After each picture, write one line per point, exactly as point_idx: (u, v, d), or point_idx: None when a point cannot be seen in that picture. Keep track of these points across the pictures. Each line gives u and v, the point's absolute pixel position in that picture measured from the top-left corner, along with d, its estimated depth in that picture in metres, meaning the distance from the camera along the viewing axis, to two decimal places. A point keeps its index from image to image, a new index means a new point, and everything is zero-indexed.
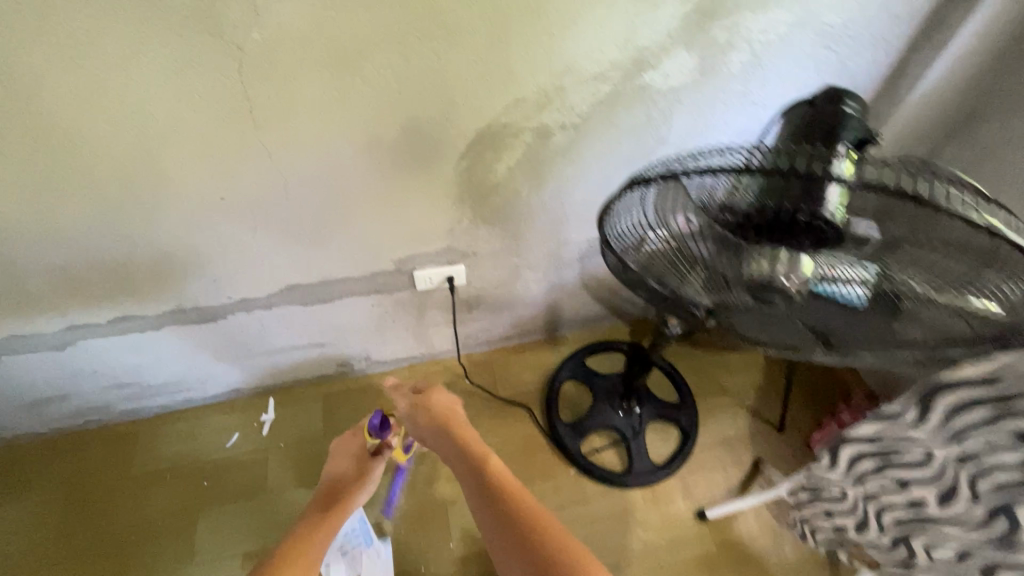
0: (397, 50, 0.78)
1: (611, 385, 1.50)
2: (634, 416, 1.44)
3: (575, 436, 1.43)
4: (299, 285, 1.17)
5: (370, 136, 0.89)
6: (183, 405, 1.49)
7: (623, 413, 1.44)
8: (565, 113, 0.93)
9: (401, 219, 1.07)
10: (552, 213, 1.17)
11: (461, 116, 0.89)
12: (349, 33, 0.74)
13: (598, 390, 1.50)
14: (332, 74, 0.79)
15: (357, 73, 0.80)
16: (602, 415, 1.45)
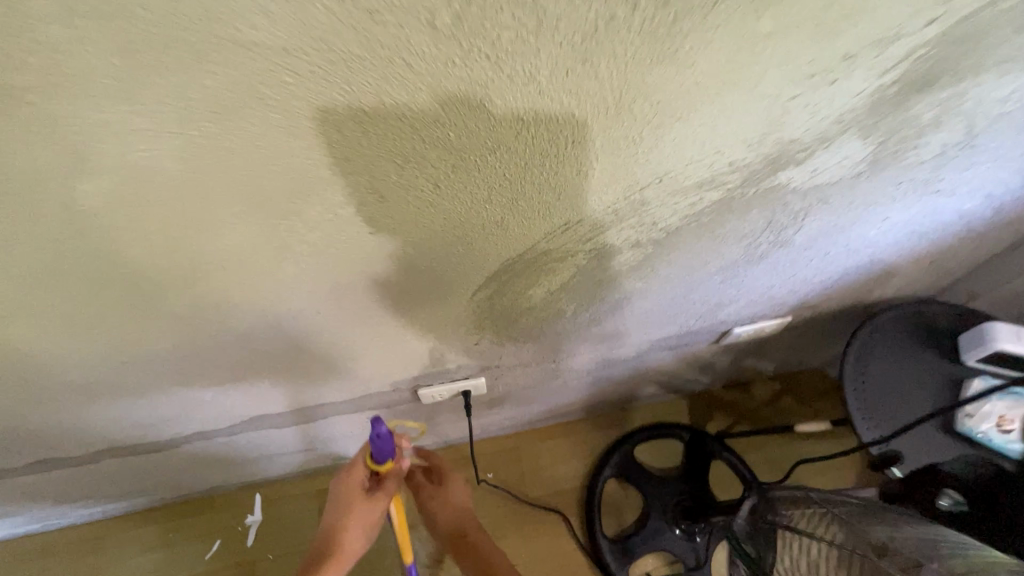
0: (360, 183, 0.43)
1: (667, 493, 1.21)
2: (696, 539, 1.16)
3: (623, 560, 1.17)
4: (268, 414, 0.89)
5: (336, 283, 0.57)
6: (156, 504, 1.27)
7: (681, 534, 1.16)
8: (643, 230, 0.59)
9: (394, 351, 0.76)
10: (605, 324, 0.84)
11: (477, 250, 0.56)
12: (269, 174, 0.40)
13: (650, 498, 1.21)
14: (251, 223, 0.45)
15: (294, 218, 0.46)
16: (655, 535, 1.17)
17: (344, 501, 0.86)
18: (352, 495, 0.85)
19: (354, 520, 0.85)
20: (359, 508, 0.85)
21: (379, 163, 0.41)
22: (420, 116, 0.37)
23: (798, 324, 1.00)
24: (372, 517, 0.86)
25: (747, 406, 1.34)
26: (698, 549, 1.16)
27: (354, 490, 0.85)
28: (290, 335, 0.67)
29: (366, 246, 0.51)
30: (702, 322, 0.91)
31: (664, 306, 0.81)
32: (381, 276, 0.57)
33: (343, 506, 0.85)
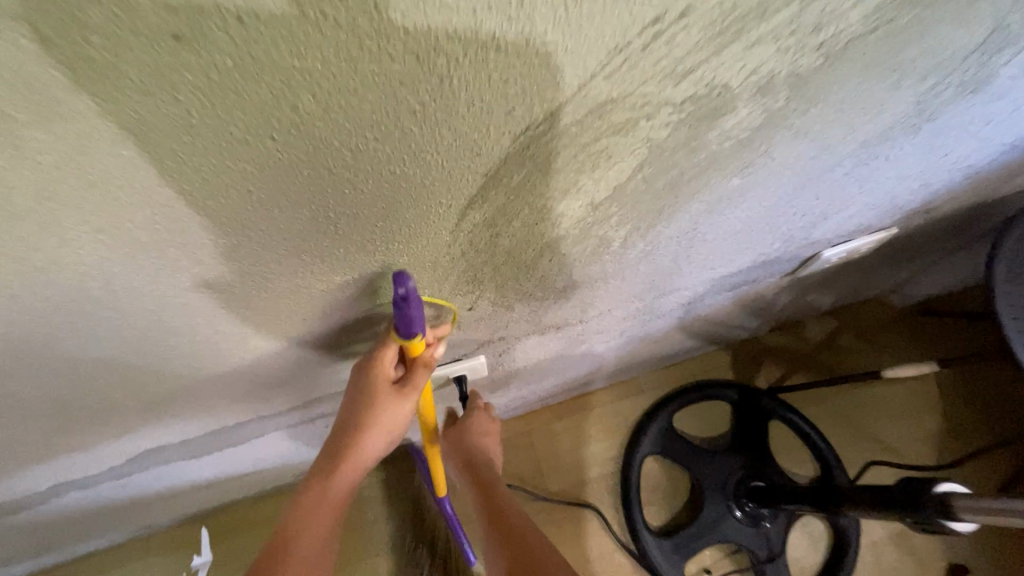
0: None
1: (723, 469, 0.97)
2: (764, 524, 0.93)
3: (679, 558, 0.93)
4: (167, 445, 0.59)
5: (168, 205, 0.26)
6: (64, 561, 0.96)
7: (744, 516, 0.93)
8: (795, 44, 0.29)
9: (338, 332, 0.46)
10: (662, 258, 0.55)
11: (470, 102, 0.26)
12: None
13: (703, 479, 0.97)
14: None
15: None
16: (714, 524, 0.94)
17: (359, 397, 0.49)
18: (370, 390, 0.48)
19: (372, 430, 0.50)
20: (380, 409, 0.49)
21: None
22: None
23: (900, 239, 0.74)
24: (399, 427, 0.51)
25: (801, 351, 1.10)
26: (767, 534, 0.94)
27: (374, 383, 0.48)
28: (131, 323, 0.36)
29: (196, 88, 0.20)
30: (788, 244, 0.63)
31: (753, 219, 0.52)
32: (268, 182, 0.26)
33: (359, 405, 0.49)
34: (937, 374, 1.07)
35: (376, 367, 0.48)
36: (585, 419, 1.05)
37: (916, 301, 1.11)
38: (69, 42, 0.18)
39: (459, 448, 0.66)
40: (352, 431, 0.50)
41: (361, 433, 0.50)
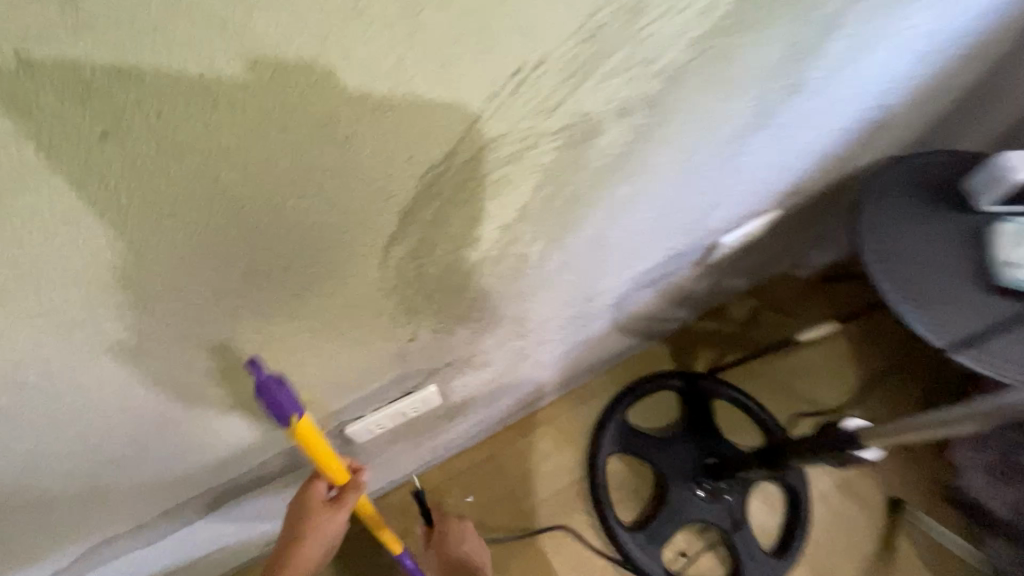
0: None
1: (680, 455, 1.03)
2: (725, 498, 0.99)
3: (654, 547, 0.97)
4: (115, 536, 0.56)
5: (106, 285, 0.28)
6: None
7: (706, 495, 0.99)
8: (637, 76, 0.36)
9: (286, 385, 0.48)
10: (581, 266, 0.61)
11: (371, 157, 0.30)
12: None
13: (665, 466, 1.02)
14: None
15: None
16: (681, 508, 0.99)
17: (296, 514, 0.50)
18: (307, 509, 0.49)
19: (307, 545, 0.50)
20: (317, 529, 0.49)
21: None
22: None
23: (784, 219, 0.84)
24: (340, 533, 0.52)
25: (730, 333, 1.20)
26: (729, 507, 0.99)
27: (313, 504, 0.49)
28: (71, 407, 0.36)
29: (127, 173, 0.24)
30: (688, 237, 0.71)
31: (618, 234, 0.58)
32: (201, 249, 0.29)
33: (295, 521, 0.50)
34: (846, 332, 1.19)
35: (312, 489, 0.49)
36: (546, 432, 1.09)
37: (817, 271, 1.24)
38: (6, 153, 0.21)
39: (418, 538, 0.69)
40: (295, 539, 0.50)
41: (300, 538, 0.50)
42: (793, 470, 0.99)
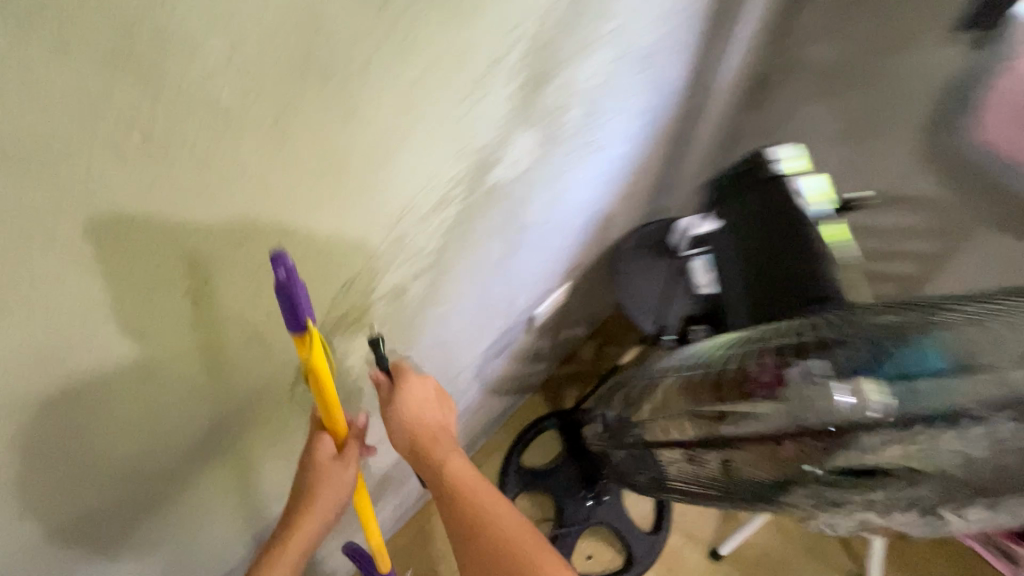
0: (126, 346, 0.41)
1: (566, 476, 1.29)
2: (605, 501, 1.25)
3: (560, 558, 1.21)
4: None
5: (142, 461, 0.51)
6: None
7: (592, 502, 1.25)
8: (416, 259, 0.66)
9: (234, 495, 0.68)
10: (434, 358, 0.89)
11: (274, 346, 0.55)
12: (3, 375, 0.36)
13: (556, 489, 1.28)
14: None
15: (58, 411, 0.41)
16: (574, 519, 1.24)
17: (308, 467, 0.63)
18: (316, 464, 0.61)
19: (320, 491, 0.63)
20: (327, 475, 0.62)
21: (127, 300, 0.39)
22: (201, 327, 0.46)
23: (580, 284, 1.20)
24: (350, 485, 0.63)
25: (586, 369, 1.53)
26: (611, 505, 1.25)
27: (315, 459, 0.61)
28: (97, 547, 0.56)
29: (160, 402, 0.48)
30: (508, 317, 1.02)
31: (453, 334, 0.88)
32: (191, 425, 0.53)
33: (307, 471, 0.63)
34: None
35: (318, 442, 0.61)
36: None
37: None
38: (107, 412, 0.45)
39: (401, 429, 0.65)
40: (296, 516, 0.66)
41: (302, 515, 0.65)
42: None
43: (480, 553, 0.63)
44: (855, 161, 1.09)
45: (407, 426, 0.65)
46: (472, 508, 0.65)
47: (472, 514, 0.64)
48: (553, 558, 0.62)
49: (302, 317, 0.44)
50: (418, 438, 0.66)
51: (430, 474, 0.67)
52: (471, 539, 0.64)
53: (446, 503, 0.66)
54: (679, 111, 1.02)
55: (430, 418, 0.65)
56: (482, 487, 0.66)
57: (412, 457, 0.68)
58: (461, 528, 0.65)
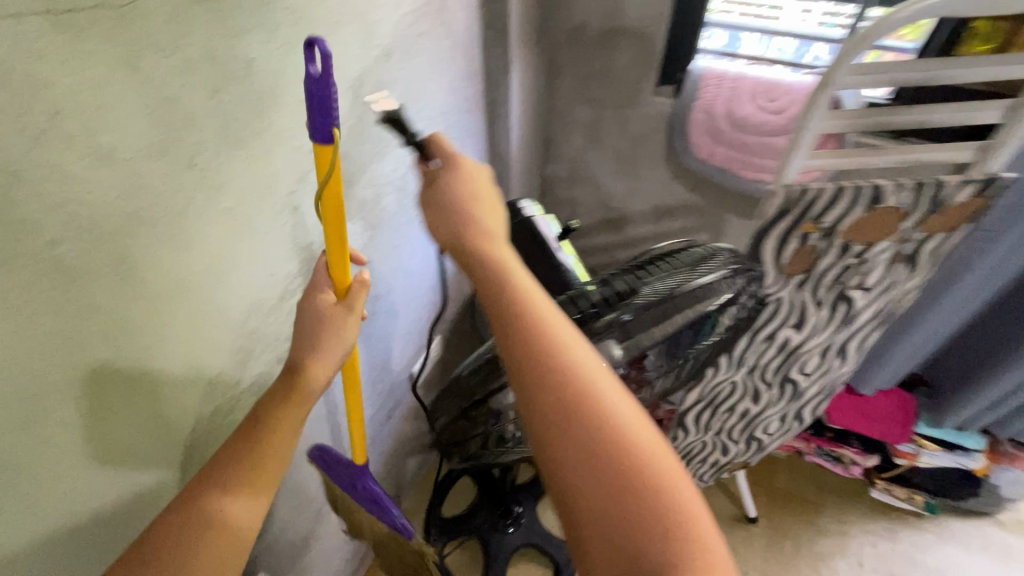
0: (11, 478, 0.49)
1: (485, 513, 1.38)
2: (523, 522, 1.36)
3: None
4: None
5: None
6: None
7: (513, 527, 1.35)
8: (275, 346, 0.77)
9: None
10: (322, 433, 0.97)
11: (152, 451, 0.63)
12: None
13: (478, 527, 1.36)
14: None
15: None
16: (501, 548, 1.33)
17: (316, 325, 0.67)
18: (327, 311, 0.67)
19: (325, 346, 0.67)
20: (331, 329, 0.67)
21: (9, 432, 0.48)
22: (81, 446, 0.55)
23: (450, 335, 1.36)
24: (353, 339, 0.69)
25: None
26: (530, 524, 1.36)
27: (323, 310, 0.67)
28: None
29: (53, 527, 0.55)
30: (387, 380, 1.14)
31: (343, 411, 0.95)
32: (86, 545, 0.60)
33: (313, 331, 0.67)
34: None
35: (322, 296, 0.68)
36: None
37: None
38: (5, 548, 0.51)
39: (501, 288, 0.61)
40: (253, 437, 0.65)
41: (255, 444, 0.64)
42: None
43: (605, 456, 0.52)
44: (632, 186, 1.39)
45: (454, 189, 0.69)
46: (601, 389, 0.55)
47: (610, 389, 0.55)
48: (683, 479, 0.53)
49: (331, 119, 0.51)
50: (541, 334, 0.57)
51: (557, 375, 0.55)
52: (593, 424, 0.53)
53: (571, 408, 0.54)
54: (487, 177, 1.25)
55: (470, 186, 0.69)
56: (605, 379, 0.56)
57: (520, 370, 0.57)
58: (600, 425, 0.53)
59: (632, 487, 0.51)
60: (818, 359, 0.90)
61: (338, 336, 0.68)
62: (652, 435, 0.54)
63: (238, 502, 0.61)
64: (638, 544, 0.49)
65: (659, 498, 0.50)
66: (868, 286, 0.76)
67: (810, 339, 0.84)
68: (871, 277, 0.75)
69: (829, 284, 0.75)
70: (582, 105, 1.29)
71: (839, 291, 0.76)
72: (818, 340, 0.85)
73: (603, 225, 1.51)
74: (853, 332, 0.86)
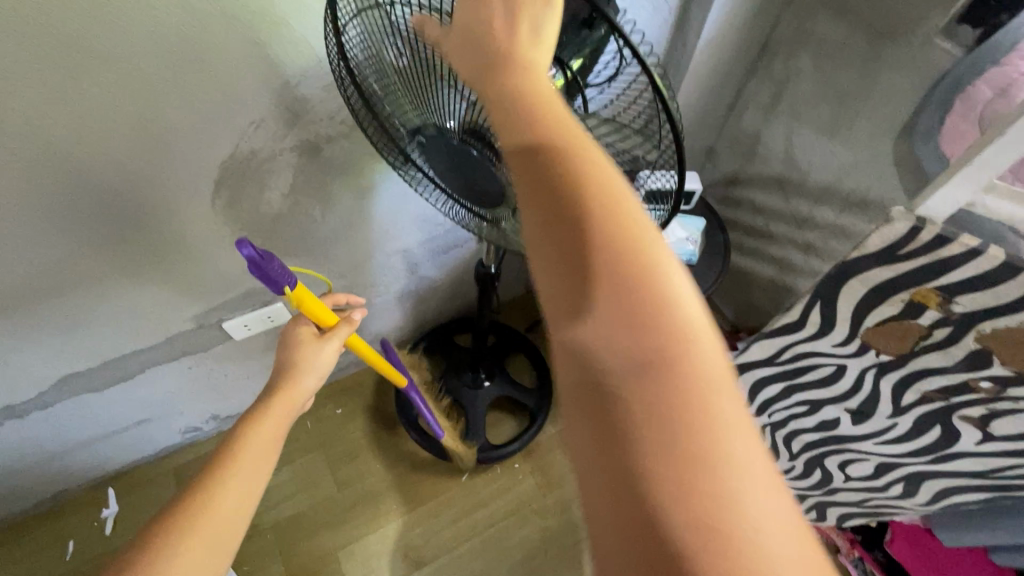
0: (49, 97, 0.60)
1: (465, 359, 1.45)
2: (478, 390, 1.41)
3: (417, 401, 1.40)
4: (77, 372, 0.98)
5: (84, 203, 0.74)
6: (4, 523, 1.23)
7: (467, 380, 1.41)
8: (326, 124, 0.80)
9: (173, 273, 0.91)
10: (365, 232, 1.04)
11: (190, 152, 0.74)
12: None
13: (447, 365, 1.45)
14: None
15: (14, 139, 0.62)
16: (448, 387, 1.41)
17: (292, 342, 0.74)
18: (300, 337, 0.74)
19: (305, 364, 0.72)
20: (307, 347, 0.73)
21: (51, 68, 0.58)
22: (120, 114, 0.66)
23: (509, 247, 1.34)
24: (326, 368, 0.74)
25: None
26: (479, 398, 1.40)
27: (302, 337, 0.74)
28: (58, 259, 0.79)
29: (101, 164, 0.70)
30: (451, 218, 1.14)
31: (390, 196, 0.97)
32: (123, 191, 0.75)
33: (291, 346, 0.73)
34: None
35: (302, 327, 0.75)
36: None
37: None
38: (60, 157, 0.67)
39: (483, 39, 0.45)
40: (220, 472, 0.62)
41: (230, 470, 0.62)
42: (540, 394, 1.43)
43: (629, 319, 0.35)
44: (836, 153, 1.02)
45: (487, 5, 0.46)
46: (582, 184, 0.38)
47: (600, 187, 0.38)
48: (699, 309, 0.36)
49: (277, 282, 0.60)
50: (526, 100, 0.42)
51: (559, 171, 0.38)
52: (604, 286, 0.35)
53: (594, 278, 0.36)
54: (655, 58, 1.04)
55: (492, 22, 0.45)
56: (598, 184, 0.38)
57: (535, 191, 0.38)
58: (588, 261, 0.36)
59: (641, 372, 0.34)
60: (873, 471, 0.68)
61: (304, 378, 0.72)
62: (666, 252, 0.37)
63: (244, 492, 0.62)
64: (680, 468, 0.31)
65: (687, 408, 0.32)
66: (990, 432, 0.54)
67: (836, 437, 0.67)
68: (1017, 422, 0.51)
69: (929, 393, 0.55)
70: (829, 14, 0.96)
71: (939, 411, 0.56)
72: (849, 446, 0.67)
73: (772, 185, 1.19)
74: (938, 473, 0.62)
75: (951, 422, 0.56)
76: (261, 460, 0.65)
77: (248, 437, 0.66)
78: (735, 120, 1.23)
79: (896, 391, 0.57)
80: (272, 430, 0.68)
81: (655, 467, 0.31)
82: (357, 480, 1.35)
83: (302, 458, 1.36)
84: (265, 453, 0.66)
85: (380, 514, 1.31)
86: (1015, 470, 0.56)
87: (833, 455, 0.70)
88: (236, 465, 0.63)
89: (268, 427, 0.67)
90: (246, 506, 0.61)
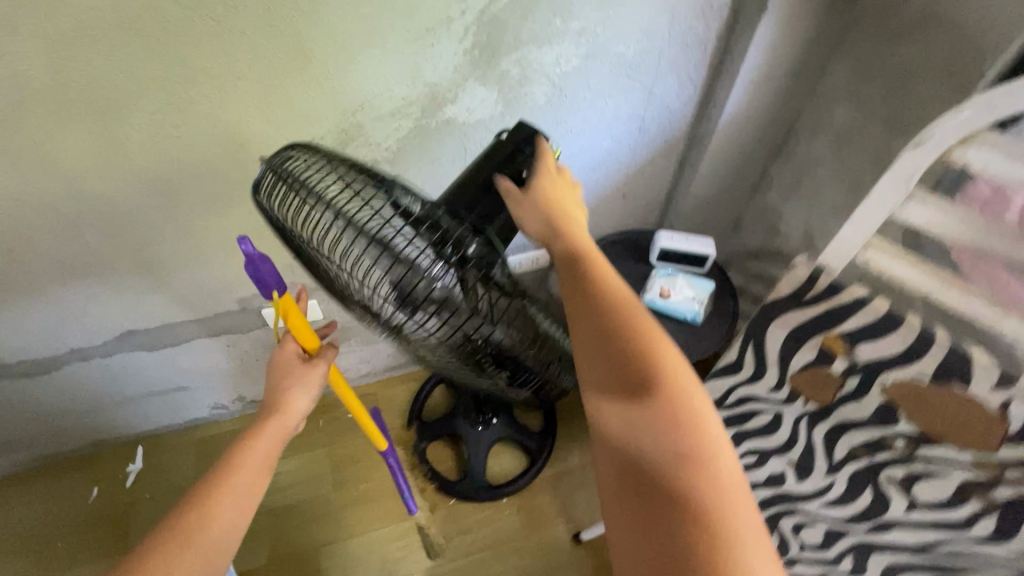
0: (161, 99, 0.77)
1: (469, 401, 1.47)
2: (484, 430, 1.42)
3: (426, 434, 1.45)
4: (136, 330, 1.14)
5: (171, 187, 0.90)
6: (47, 461, 1.38)
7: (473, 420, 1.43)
8: (374, 148, 0.94)
9: (230, 258, 1.06)
10: None
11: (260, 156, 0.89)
12: (109, 91, 0.74)
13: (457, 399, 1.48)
14: (103, 125, 0.78)
15: (129, 127, 0.79)
16: (453, 424, 1.45)
17: (281, 372, 0.75)
18: (287, 366, 0.74)
19: (295, 390, 0.73)
20: (296, 375, 0.74)
21: (169, 77, 0.75)
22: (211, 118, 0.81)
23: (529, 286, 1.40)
24: (317, 388, 0.75)
25: None
26: (485, 438, 1.42)
27: (288, 363, 0.74)
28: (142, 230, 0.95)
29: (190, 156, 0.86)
30: None
31: None
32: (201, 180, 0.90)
33: (279, 376, 0.74)
34: None
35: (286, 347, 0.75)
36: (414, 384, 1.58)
37: None
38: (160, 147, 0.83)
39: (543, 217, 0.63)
40: (212, 498, 0.63)
41: (223, 494, 0.64)
42: (543, 437, 1.43)
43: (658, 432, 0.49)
44: None
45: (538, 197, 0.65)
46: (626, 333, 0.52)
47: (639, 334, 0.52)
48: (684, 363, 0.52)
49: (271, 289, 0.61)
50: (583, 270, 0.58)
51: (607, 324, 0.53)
52: (645, 407, 0.50)
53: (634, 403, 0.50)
54: (682, 128, 1.12)
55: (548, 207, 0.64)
56: (635, 326, 0.53)
57: (578, 311, 0.55)
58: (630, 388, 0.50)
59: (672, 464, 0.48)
60: (822, 539, 0.81)
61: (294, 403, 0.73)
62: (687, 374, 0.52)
63: (236, 516, 0.63)
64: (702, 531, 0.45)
65: (681, 440, 0.49)
66: (913, 497, 0.78)
67: (786, 495, 0.85)
68: (926, 486, 0.78)
69: (852, 449, 0.83)
70: (849, 105, 1.02)
71: (862, 469, 0.82)
72: (799, 505, 0.84)
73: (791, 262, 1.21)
74: (875, 541, 0.78)
75: (875, 485, 0.81)
76: (253, 485, 0.67)
77: (241, 464, 0.67)
78: (761, 195, 1.28)
79: (827, 442, 0.85)
80: (266, 456, 0.69)
81: (689, 531, 0.45)
82: (353, 484, 1.41)
83: (308, 453, 1.45)
84: (258, 481, 0.68)
85: (366, 520, 1.35)
86: (942, 547, 0.74)
87: (788, 516, 0.84)
88: (223, 496, 0.64)
89: (261, 450, 0.69)
90: (238, 533, 0.63)
